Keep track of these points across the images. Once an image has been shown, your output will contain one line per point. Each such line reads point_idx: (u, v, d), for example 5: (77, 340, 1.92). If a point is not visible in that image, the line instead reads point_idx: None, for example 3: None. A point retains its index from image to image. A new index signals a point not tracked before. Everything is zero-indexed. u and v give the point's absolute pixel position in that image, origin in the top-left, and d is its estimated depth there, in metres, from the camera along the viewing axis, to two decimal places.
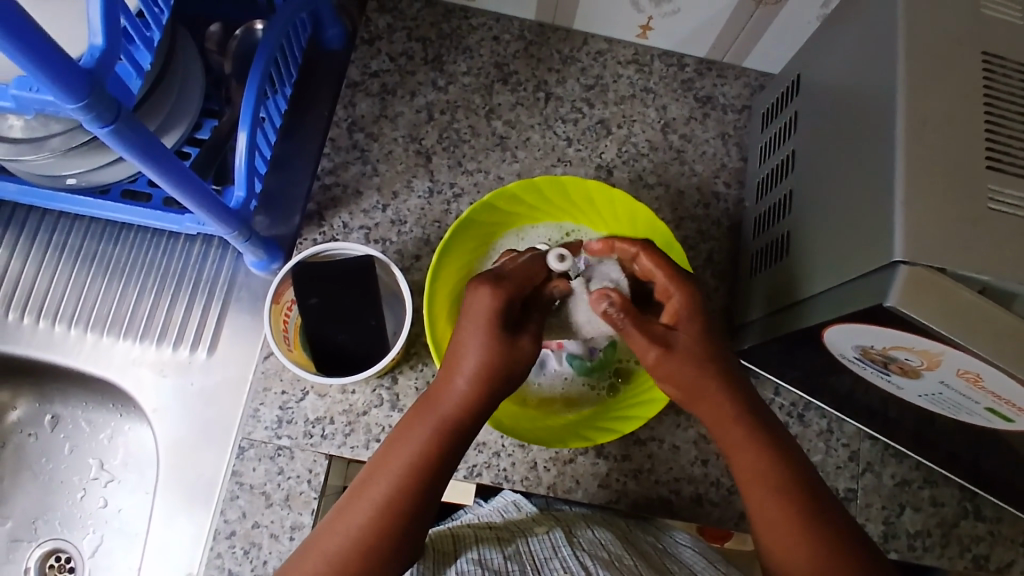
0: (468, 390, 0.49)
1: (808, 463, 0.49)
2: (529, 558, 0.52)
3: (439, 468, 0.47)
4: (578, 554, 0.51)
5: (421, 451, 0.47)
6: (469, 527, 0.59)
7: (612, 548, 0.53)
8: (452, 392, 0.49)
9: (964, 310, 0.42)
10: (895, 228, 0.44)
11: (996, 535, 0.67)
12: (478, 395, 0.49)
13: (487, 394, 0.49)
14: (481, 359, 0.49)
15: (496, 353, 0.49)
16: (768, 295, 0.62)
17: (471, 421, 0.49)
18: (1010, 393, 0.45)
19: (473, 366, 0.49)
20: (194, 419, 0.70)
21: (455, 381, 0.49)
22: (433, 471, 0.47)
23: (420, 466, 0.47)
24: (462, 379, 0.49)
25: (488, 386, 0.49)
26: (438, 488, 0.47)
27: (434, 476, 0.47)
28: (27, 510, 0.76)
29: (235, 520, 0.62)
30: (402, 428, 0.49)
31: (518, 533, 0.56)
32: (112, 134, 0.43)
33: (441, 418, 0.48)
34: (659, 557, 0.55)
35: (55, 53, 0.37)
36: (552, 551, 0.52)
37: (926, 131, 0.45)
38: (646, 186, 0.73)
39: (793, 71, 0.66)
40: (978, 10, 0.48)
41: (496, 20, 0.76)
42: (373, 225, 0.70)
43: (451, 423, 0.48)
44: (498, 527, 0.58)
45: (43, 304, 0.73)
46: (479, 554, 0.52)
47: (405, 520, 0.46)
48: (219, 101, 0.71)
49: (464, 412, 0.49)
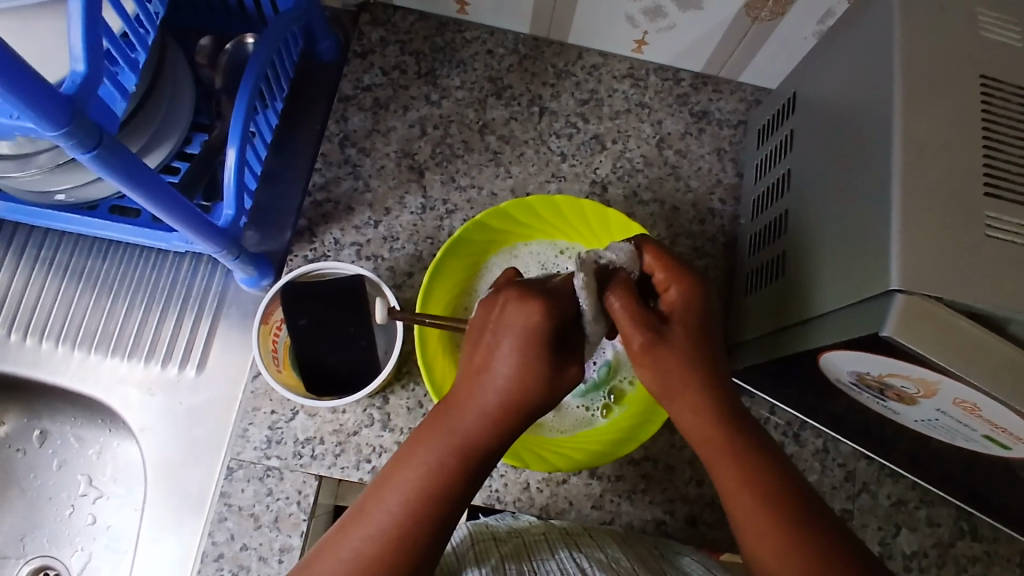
0: (488, 412, 0.44)
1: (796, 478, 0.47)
2: (526, 557, 0.51)
3: (453, 494, 0.44)
4: (575, 556, 0.51)
5: (432, 475, 0.43)
6: (465, 527, 0.57)
7: (609, 551, 0.53)
8: (473, 411, 0.45)
9: (961, 339, 0.41)
10: (892, 257, 0.43)
11: (992, 556, 0.67)
12: (502, 419, 0.45)
13: (510, 421, 0.45)
14: (512, 385, 0.44)
15: (529, 380, 0.44)
16: (763, 316, 0.61)
17: (495, 435, 0.45)
18: (1007, 423, 0.44)
19: (500, 389, 0.44)
20: (182, 438, 0.69)
21: (478, 400, 0.45)
22: (449, 495, 0.43)
23: (432, 482, 0.43)
24: (486, 401, 0.45)
25: (516, 413, 0.45)
26: (449, 517, 0.44)
27: (445, 499, 0.43)
28: (13, 528, 0.75)
29: (224, 542, 0.62)
30: (410, 444, 0.45)
31: (515, 535, 0.55)
32: (95, 158, 0.42)
33: (456, 440, 0.44)
34: (655, 560, 0.54)
35: (35, 81, 0.36)
36: (550, 553, 0.52)
37: (924, 158, 0.44)
38: (640, 202, 0.72)
39: (790, 88, 0.66)
40: (976, 32, 0.48)
41: (490, 33, 0.75)
42: (365, 242, 0.69)
43: (470, 446, 0.44)
44: (495, 529, 0.57)
45: (30, 321, 0.72)
46: (479, 556, 0.51)
47: (417, 546, 0.42)
48: (209, 115, 0.70)
49: (487, 427, 0.45)
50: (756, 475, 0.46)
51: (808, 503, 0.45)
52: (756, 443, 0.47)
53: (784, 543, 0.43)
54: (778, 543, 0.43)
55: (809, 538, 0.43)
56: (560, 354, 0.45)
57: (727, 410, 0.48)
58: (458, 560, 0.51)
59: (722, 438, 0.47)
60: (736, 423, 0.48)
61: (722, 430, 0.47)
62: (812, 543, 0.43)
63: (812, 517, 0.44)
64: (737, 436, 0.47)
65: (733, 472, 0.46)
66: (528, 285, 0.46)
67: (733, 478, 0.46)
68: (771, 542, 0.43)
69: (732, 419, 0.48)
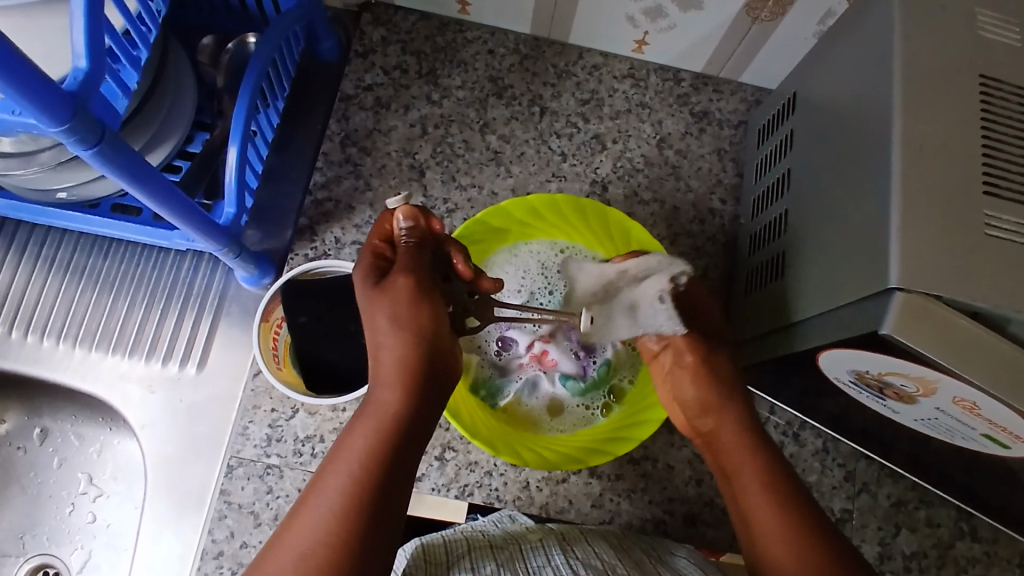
0: (394, 380, 0.49)
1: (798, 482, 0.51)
2: (522, 565, 0.51)
3: (392, 459, 0.45)
4: (571, 563, 0.50)
5: (370, 452, 0.45)
6: (458, 532, 0.57)
7: (605, 557, 0.52)
8: (383, 388, 0.49)
9: (960, 337, 0.41)
10: (890, 256, 0.43)
11: (992, 557, 0.67)
12: (411, 385, 0.49)
13: (420, 384, 0.50)
14: (394, 334, 0.51)
15: (399, 318, 0.51)
16: (762, 315, 0.61)
17: (405, 394, 0.49)
18: (1006, 422, 0.44)
19: (393, 351, 0.51)
20: (183, 435, 0.69)
21: (383, 371, 0.50)
22: (386, 463, 0.45)
23: (370, 452, 0.45)
24: (388, 372, 0.50)
25: (421, 376, 0.50)
26: (394, 477, 0.45)
27: (384, 460, 0.45)
28: (14, 525, 0.75)
29: (223, 539, 0.62)
30: (341, 439, 0.47)
31: (512, 540, 0.55)
32: (96, 154, 0.43)
33: (379, 417, 0.47)
34: (653, 565, 0.54)
35: (38, 78, 0.36)
36: (546, 559, 0.51)
37: (923, 158, 0.44)
38: (640, 202, 0.73)
39: (790, 88, 0.66)
40: (976, 32, 0.48)
41: (491, 33, 0.76)
42: (366, 241, 0.69)
43: (394, 419, 0.47)
44: (490, 535, 0.56)
45: (32, 319, 0.72)
46: (473, 567, 0.50)
47: (367, 507, 0.43)
48: (211, 114, 0.70)
49: (399, 392, 0.49)
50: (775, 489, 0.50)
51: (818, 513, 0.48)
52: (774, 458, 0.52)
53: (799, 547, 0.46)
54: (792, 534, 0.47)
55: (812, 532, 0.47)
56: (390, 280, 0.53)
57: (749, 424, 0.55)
58: (450, 566, 0.51)
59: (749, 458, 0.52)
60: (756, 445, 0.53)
61: (750, 452, 0.52)
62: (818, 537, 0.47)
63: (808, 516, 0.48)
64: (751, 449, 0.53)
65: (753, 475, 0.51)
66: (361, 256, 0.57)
67: (757, 494, 0.50)
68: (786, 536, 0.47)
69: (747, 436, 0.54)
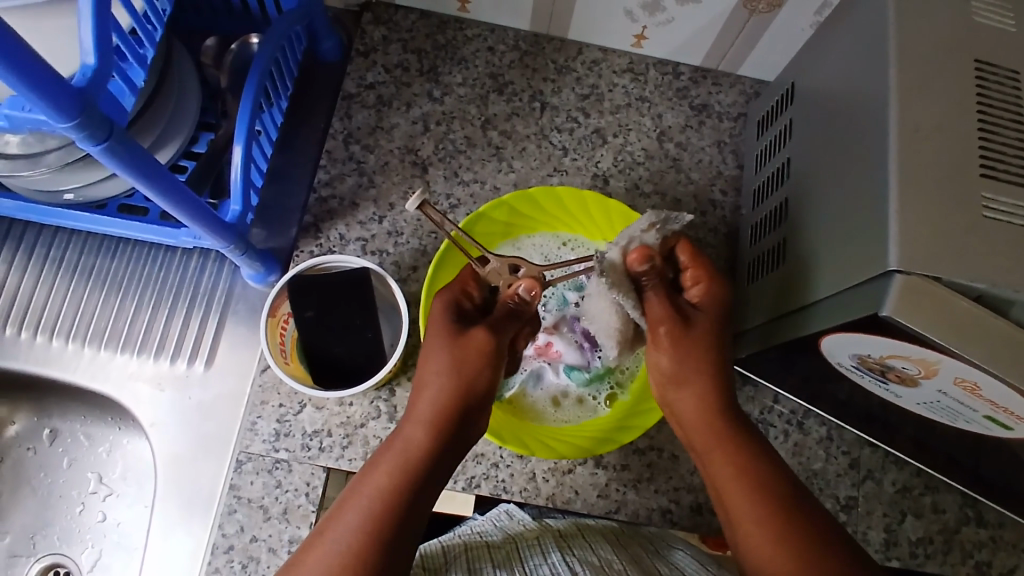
0: (430, 417, 0.50)
1: (794, 483, 0.49)
2: (519, 564, 0.51)
3: (412, 497, 0.47)
4: (568, 560, 0.51)
5: (389, 488, 0.46)
6: (457, 537, 0.57)
7: (602, 553, 0.52)
8: (417, 421, 0.50)
9: (955, 317, 0.42)
10: (889, 239, 0.43)
11: (999, 542, 0.67)
12: (444, 424, 0.50)
13: (453, 425, 0.50)
14: (451, 379, 0.51)
15: (461, 365, 0.51)
16: (764, 304, 0.62)
17: (436, 433, 0.49)
18: (1008, 402, 0.45)
19: (437, 390, 0.51)
20: (192, 433, 0.70)
21: (420, 406, 0.51)
22: (404, 505, 0.46)
23: (396, 488, 0.46)
24: (426, 407, 0.51)
25: (456, 416, 0.51)
26: (414, 517, 0.46)
27: (406, 500, 0.46)
28: (26, 525, 0.76)
29: (233, 534, 0.62)
30: (365, 470, 0.48)
31: (509, 540, 0.55)
32: (105, 150, 0.43)
33: (407, 452, 0.48)
34: (650, 559, 0.54)
35: (47, 73, 0.37)
36: (542, 557, 0.52)
37: (920, 140, 0.45)
38: (642, 194, 0.73)
39: (787, 79, 0.66)
40: (970, 18, 0.48)
41: (491, 30, 0.76)
42: (370, 237, 0.70)
43: (420, 457, 0.48)
44: (488, 537, 0.57)
45: (41, 319, 0.73)
46: (471, 567, 0.51)
47: (386, 545, 0.44)
48: (215, 115, 0.71)
49: (432, 429, 0.50)
50: (754, 473, 0.49)
51: (801, 495, 0.49)
52: (747, 429, 0.52)
53: (781, 531, 0.46)
54: (775, 538, 0.46)
55: (805, 538, 0.46)
56: (469, 324, 0.53)
57: (728, 413, 0.53)
58: (447, 566, 0.52)
59: (722, 433, 0.52)
60: (728, 409, 0.53)
61: (714, 427, 0.52)
62: (809, 543, 0.45)
63: (808, 520, 0.47)
64: (733, 441, 0.51)
65: (730, 470, 0.50)
66: (440, 313, 0.53)
67: (735, 481, 0.49)
68: (775, 543, 0.46)
69: (735, 424, 0.52)
